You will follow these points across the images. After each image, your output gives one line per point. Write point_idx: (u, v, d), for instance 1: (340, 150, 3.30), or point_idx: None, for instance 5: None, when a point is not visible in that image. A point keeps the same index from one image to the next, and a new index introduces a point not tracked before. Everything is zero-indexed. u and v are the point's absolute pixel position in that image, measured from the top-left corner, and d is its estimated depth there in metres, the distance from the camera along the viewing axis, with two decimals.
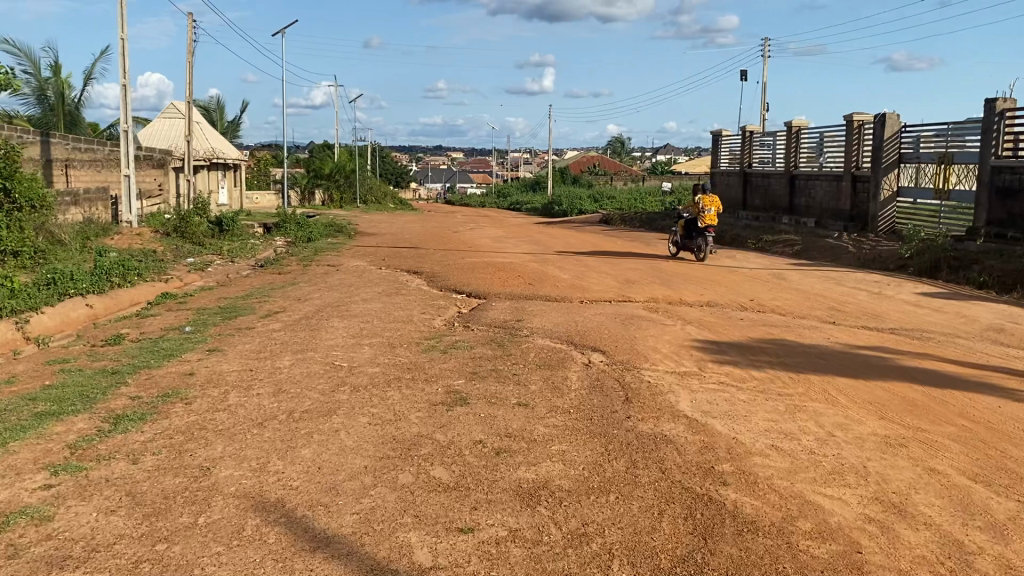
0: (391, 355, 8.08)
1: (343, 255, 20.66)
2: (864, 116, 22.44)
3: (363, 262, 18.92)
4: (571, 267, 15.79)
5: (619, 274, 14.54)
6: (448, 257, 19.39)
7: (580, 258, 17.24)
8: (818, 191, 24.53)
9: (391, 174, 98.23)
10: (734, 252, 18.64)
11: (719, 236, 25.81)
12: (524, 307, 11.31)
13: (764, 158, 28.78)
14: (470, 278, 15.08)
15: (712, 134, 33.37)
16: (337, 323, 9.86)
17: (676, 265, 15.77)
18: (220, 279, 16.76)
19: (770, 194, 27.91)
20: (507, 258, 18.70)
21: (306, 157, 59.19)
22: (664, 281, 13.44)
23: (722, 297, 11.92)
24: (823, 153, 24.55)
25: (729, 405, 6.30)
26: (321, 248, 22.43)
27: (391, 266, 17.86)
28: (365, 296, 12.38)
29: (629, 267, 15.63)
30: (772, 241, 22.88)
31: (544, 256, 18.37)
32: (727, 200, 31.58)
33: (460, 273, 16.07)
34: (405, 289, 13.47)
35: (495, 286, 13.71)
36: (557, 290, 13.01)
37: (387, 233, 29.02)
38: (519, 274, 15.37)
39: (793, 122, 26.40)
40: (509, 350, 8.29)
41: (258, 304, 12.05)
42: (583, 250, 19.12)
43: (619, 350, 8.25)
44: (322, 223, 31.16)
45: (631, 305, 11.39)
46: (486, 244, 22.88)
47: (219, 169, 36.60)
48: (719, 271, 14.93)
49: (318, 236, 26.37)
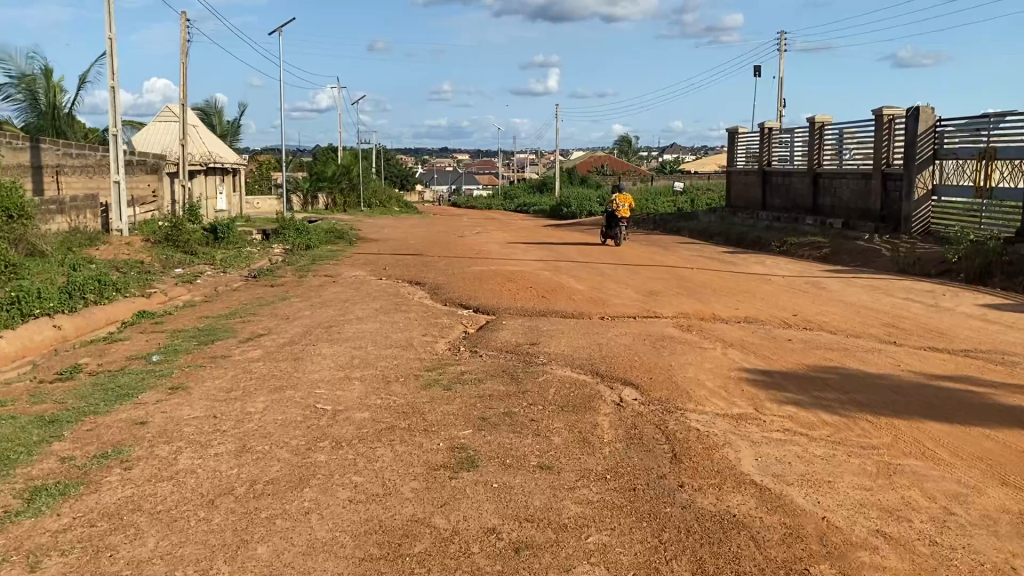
0: (385, 392, 6.83)
1: (342, 264, 19.40)
2: (894, 111, 21.11)
3: (363, 272, 17.67)
4: (587, 277, 14.51)
5: (641, 285, 13.27)
6: (453, 266, 18.15)
7: (596, 267, 15.97)
8: (844, 189, 23.19)
9: (396, 176, 97.07)
10: (762, 257, 17.34)
11: (739, 239, 24.50)
12: (539, 326, 10.04)
13: (785, 156, 27.47)
14: (477, 290, 13.83)
15: (729, 132, 32.08)
16: (326, 350, 8.61)
17: (701, 273, 14.46)
18: (208, 293, 15.51)
19: (791, 194, 26.59)
20: (517, 266, 17.44)
21: (308, 160, 58.01)
22: (692, 293, 12.17)
23: (760, 312, 10.64)
24: (850, 150, 23.21)
25: (805, 465, 5.02)
26: (319, 257, 21.20)
27: (392, 277, 16.61)
28: (361, 313, 11.14)
29: (651, 276, 14.34)
30: (797, 244, 21.56)
31: (556, 264, 17.11)
32: (745, 200, 30.28)
33: (467, 284, 14.80)
34: (405, 305, 12.21)
35: (506, 299, 12.46)
36: (573, 304, 11.74)
37: (390, 239, 27.78)
38: (531, 284, 14.10)
39: (816, 118, 25.09)
40: (524, 385, 7.04)
41: (242, 324, 10.80)
42: (598, 257, 17.84)
43: (654, 385, 6.97)
44: (322, 229, 29.93)
45: (659, 324, 10.11)
46: (494, 250, 21.61)
47: (216, 174, 35.42)
48: (750, 279, 13.63)
49: (318, 243, 25.14)
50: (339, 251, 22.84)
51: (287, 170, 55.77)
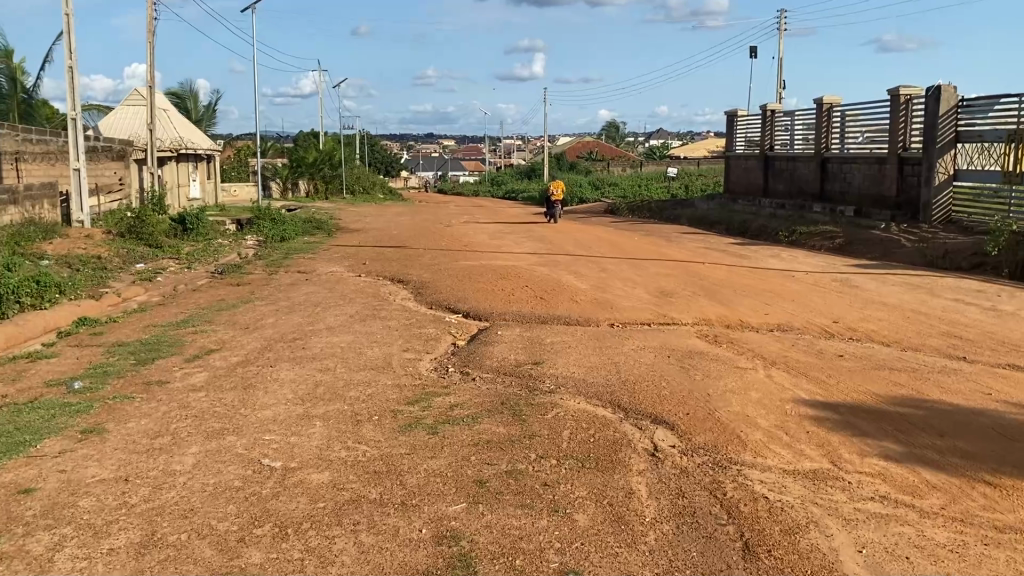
0: (353, 441, 5.35)
1: (319, 259, 17.85)
2: (912, 90, 19.66)
3: (340, 268, 16.10)
4: (590, 275, 13.05)
5: (651, 284, 11.82)
6: (440, 260, 16.64)
7: (596, 262, 14.53)
8: (855, 175, 21.78)
9: (379, 163, 95.17)
10: (775, 249, 15.95)
11: (742, 228, 23.09)
12: (541, 337, 8.58)
13: (789, 139, 26.02)
14: (467, 290, 12.34)
15: (728, 114, 30.58)
16: (286, 374, 7.11)
17: (716, 269, 13.02)
18: (167, 293, 13.92)
19: (796, 179, 25.17)
20: (509, 260, 15.95)
21: (289, 146, 56.09)
22: (712, 294, 10.75)
23: (795, 318, 9.21)
24: (861, 133, 21.79)
25: (934, 567, 3.61)
26: (295, 251, 19.62)
27: (372, 273, 15.09)
28: (334, 322, 9.64)
29: (660, 273, 12.89)
30: (806, 234, 20.17)
31: (551, 258, 15.63)
32: (746, 186, 28.83)
33: (454, 282, 13.30)
34: (386, 309, 10.72)
35: (500, 302, 10.99)
36: (578, 309, 10.27)
37: (373, 229, 26.21)
38: (527, 283, 12.63)
39: (823, 98, 23.63)
40: (529, 426, 5.57)
41: (194, 336, 9.27)
42: (596, 251, 16.36)
43: (692, 426, 5.54)
44: (301, 219, 28.29)
45: (680, 334, 8.68)
46: (484, 242, 20.09)
47: (189, 161, 33.61)
48: (770, 276, 12.22)
49: (295, 234, 23.56)
50: (316, 243, 21.27)
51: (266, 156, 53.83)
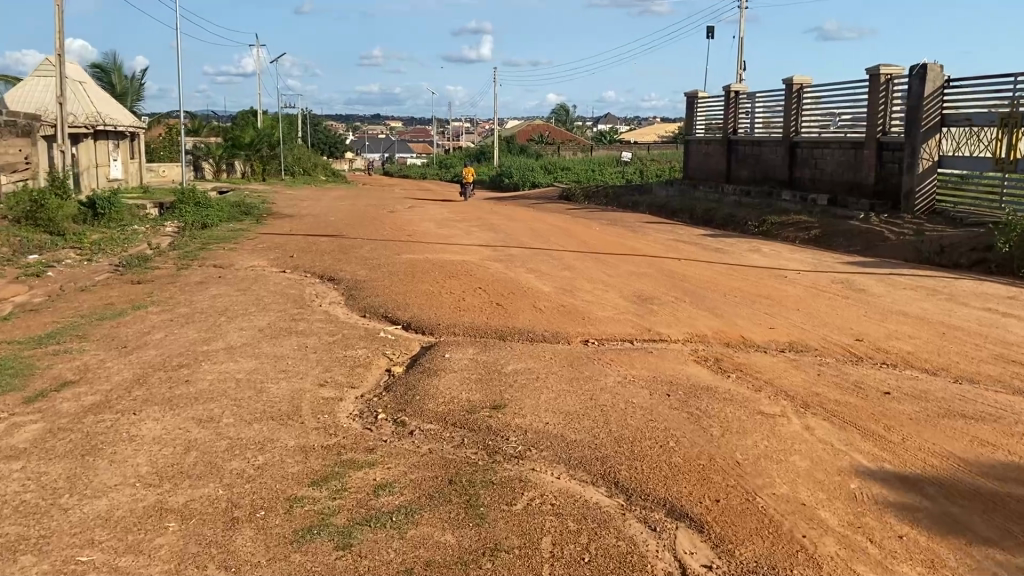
0: (218, 569, 3.44)
1: (242, 251, 15.71)
2: (894, 69, 18.25)
3: (263, 262, 14.01)
4: (553, 274, 11.25)
5: (625, 288, 10.04)
6: (380, 253, 14.66)
7: (558, 258, 12.74)
8: (828, 160, 20.38)
9: (322, 143, 92.03)
10: (754, 242, 14.36)
11: (708, 216, 21.56)
12: (498, 363, 6.74)
13: (754, 122, 24.54)
14: (407, 292, 10.44)
15: (688, 95, 28.98)
16: (148, 428, 5.13)
17: (696, 268, 11.32)
18: (50, 293, 11.69)
19: (761, 165, 23.71)
20: (458, 254, 14.05)
21: (224, 124, 53.07)
22: (701, 302, 9.02)
23: (809, 336, 7.52)
24: (836, 115, 20.39)
25: None
26: (215, 240, 17.44)
27: (299, 270, 13.07)
28: (237, 340, 7.65)
29: (633, 272, 11.13)
30: (779, 224, 18.68)
31: (505, 253, 13.78)
32: (707, 171, 27.31)
33: (393, 282, 11.36)
34: (307, 319, 8.75)
35: (447, 310, 9.11)
36: (542, 320, 8.46)
37: (308, 215, 24.01)
38: (481, 284, 10.77)
39: (793, 78, 22.14)
40: (489, 529, 3.73)
41: (52, 359, 7.19)
42: (556, 243, 14.56)
43: (730, 527, 3.76)
44: (229, 203, 25.93)
45: (674, 358, 6.92)
46: (430, 231, 18.14)
47: (108, 138, 30.85)
48: (760, 277, 10.56)
49: (219, 220, 21.27)
50: (242, 232, 19.09)
51: (199, 135, 50.77)
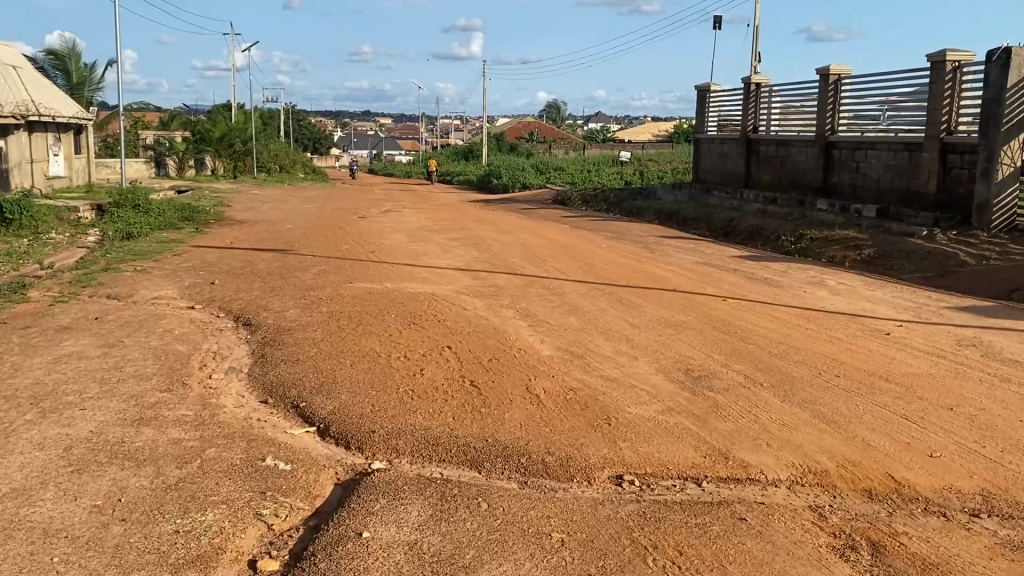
0: None
1: (156, 273, 12.36)
2: (961, 55, 15.02)
3: (172, 293, 10.70)
4: (556, 325, 8.02)
5: (663, 354, 6.82)
6: (329, 279, 11.41)
7: (558, 295, 9.51)
8: (875, 164, 17.23)
9: (305, 139, 88.46)
10: (809, 269, 11.16)
11: (729, 228, 18.39)
12: (459, 563, 3.50)
13: (778, 121, 21.40)
14: (343, 352, 7.18)
15: (698, 88, 25.76)
16: None
17: (756, 317, 8.10)
18: None
19: (788, 168, 20.55)
20: (428, 283, 10.83)
21: (194, 117, 49.46)
22: (788, 390, 5.83)
23: (1008, 479, 4.33)
24: (884, 110, 17.25)
25: None
26: (132, 258, 14.08)
27: (213, 307, 9.80)
28: (12, 478, 4.36)
29: (667, 324, 7.91)
30: (820, 241, 15.53)
31: (489, 284, 10.55)
32: (721, 174, 24.10)
33: (329, 330, 8.10)
34: (163, 416, 5.45)
35: (394, 395, 5.88)
36: (540, 422, 5.23)
37: (263, 221, 20.67)
38: (453, 339, 7.54)
39: (829, 68, 18.97)
40: None
41: None
42: (555, 270, 11.33)
43: None
44: (175, 206, 22.56)
45: (792, 545, 3.70)
46: (400, 247, 14.88)
47: (47, 131, 27.36)
48: (852, 337, 7.36)
49: (152, 228, 17.87)
50: (171, 245, 15.74)
51: (167, 129, 47.11)
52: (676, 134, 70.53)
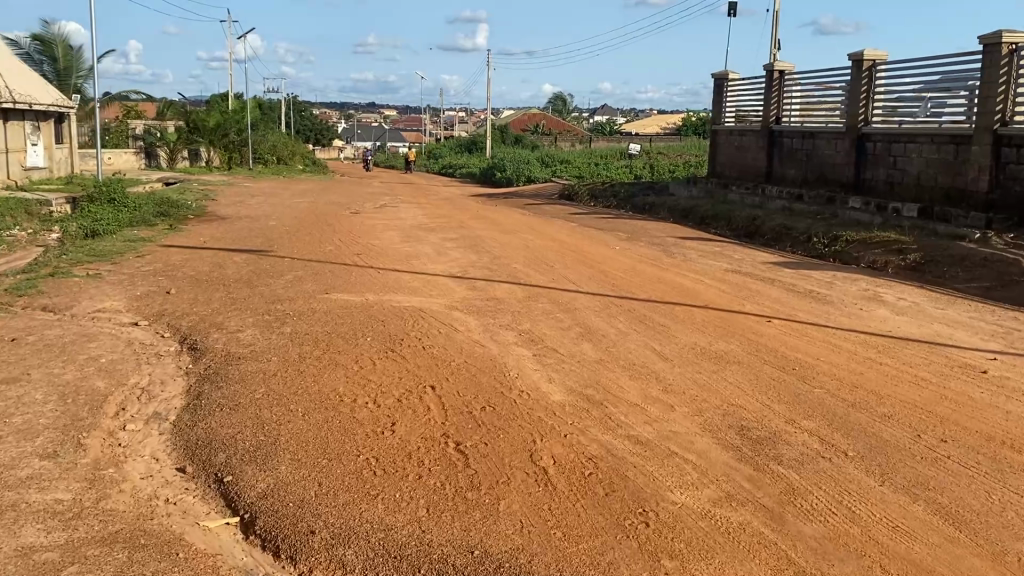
0: None
1: (109, 279, 10.87)
2: (1019, 36, 13.41)
3: (119, 305, 9.21)
4: (568, 354, 6.50)
5: (708, 402, 5.30)
6: (302, 287, 9.91)
7: (567, 313, 7.99)
8: (915, 158, 15.63)
9: (307, 130, 87.00)
10: (859, 282, 9.61)
11: (752, 228, 16.83)
12: None
13: (804, 111, 19.84)
14: (296, 395, 5.65)
15: (716, 77, 24.15)
16: None
17: (813, 347, 6.57)
18: None
19: (815, 163, 18.96)
20: (416, 294, 9.32)
21: (189, 107, 47.95)
22: (886, 465, 4.29)
23: None
24: (925, 99, 15.66)
25: None
26: (89, 259, 12.60)
27: (160, 324, 8.31)
28: None
29: (705, 355, 6.37)
30: (856, 244, 13.98)
31: (487, 296, 9.02)
32: (740, 168, 22.50)
33: (287, 359, 6.58)
34: (24, 503, 3.95)
35: (349, 466, 4.36)
36: (550, 522, 3.71)
37: (248, 218, 19.19)
38: (438, 375, 6.01)
39: (863, 53, 17.32)
40: None
41: None
42: (563, 280, 9.80)
43: None
44: (154, 200, 21.10)
45: None
46: (390, 249, 13.38)
47: (25, 119, 25.90)
48: (942, 377, 5.83)
49: (123, 224, 16.37)
50: (138, 244, 14.26)
51: (161, 118, 45.64)
52: (684, 127, 68.84)
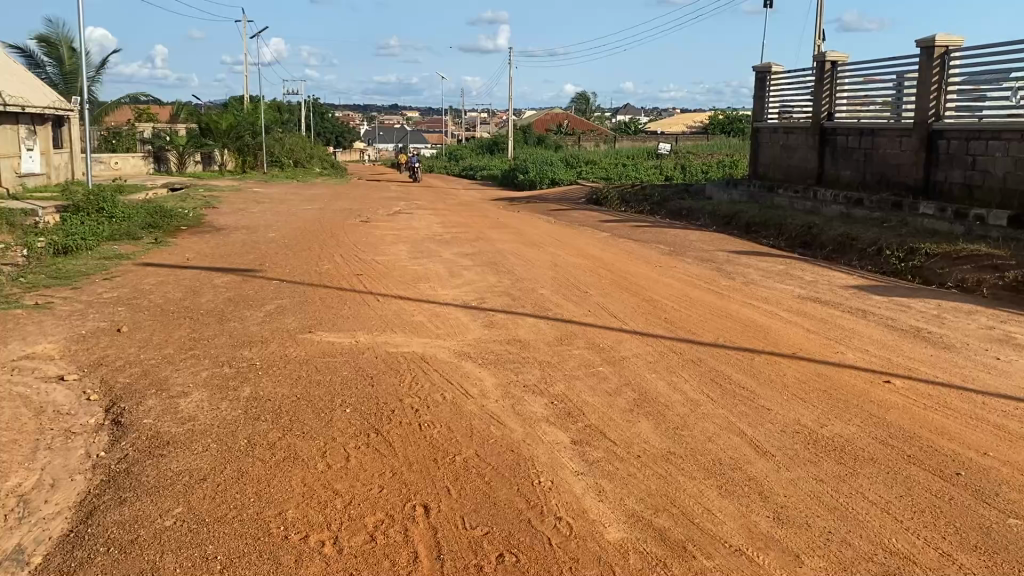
0: None
1: (57, 310, 9.09)
2: None
3: (53, 348, 7.42)
4: (620, 440, 4.60)
5: (854, 551, 3.39)
6: (283, 324, 8.10)
7: (613, 366, 6.12)
8: (1001, 159, 13.58)
9: (328, 132, 85.64)
10: (975, 316, 7.66)
11: (810, 238, 14.84)
12: None
13: (861, 106, 17.74)
14: (221, 524, 3.79)
15: (758, 70, 22.11)
16: None
17: (970, 431, 4.66)
18: None
19: (875, 163, 16.88)
20: (420, 333, 7.49)
21: (202, 108, 46.47)
22: None
23: None
24: (1015, 88, 13.53)
25: None
26: (48, 282, 10.86)
27: (92, 380, 6.49)
28: None
29: (818, 446, 4.48)
30: (940, 257, 11.97)
31: (507, 338, 7.15)
32: (786, 170, 20.47)
33: (232, 448, 4.76)
34: None
35: None
36: None
37: (246, 228, 17.44)
38: (435, 482, 4.14)
39: (934, 38, 15.08)
40: None
41: None
42: (601, 313, 7.91)
43: None
44: (148, 208, 19.41)
45: None
46: (397, 267, 11.56)
47: (19, 123, 24.33)
48: None
49: (102, 239, 14.65)
50: (112, 263, 12.50)
51: (174, 121, 44.18)
52: (712, 126, 66.81)
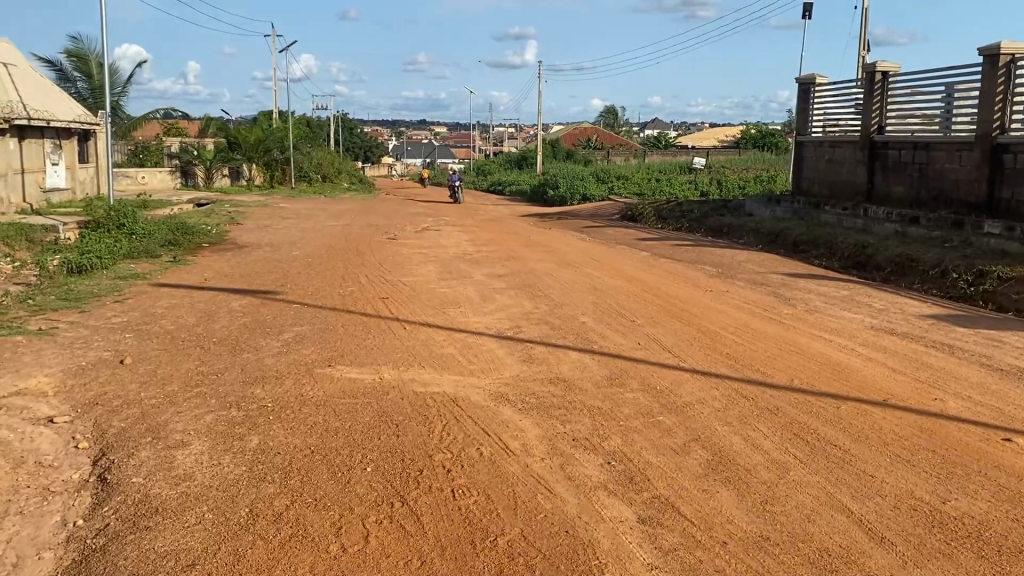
0: None
1: (59, 337, 8.41)
2: None
3: (46, 384, 6.71)
4: (697, 520, 3.78)
5: None
6: (301, 356, 7.34)
7: (676, 415, 5.29)
8: None
9: (357, 148, 85.57)
10: None
11: (865, 259, 13.88)
12: None
13: (914, 119, 16.77)
14: None
15: (801, 82, 21.21)
16: None
17: None
18: None
19: (931, 178, 15.90)
20: (450, 369, 6.70)
21: (231, 123, 46.29)
22: None
23: None
24: None
25: None
26: (55, 305, 10.21)
27: (83, 424, 5.73)
28: None
29: (948, 533, 3.62)
30: (1014, 281, 10.99)
31: (550, 377, 6.32)
32: (832, 185, 19.50)
33: (230, 519, 3.98)
34: None
35: None
36: None
37: (269, 245, 16.80)
38: None
39: (998, 46, 14.11)
40: None
41: None
42: (653, 346, 7.07)
43: None
44: (170, 225, 18.87)
45: None
46: (425, 289, 10.80)
47: (44, 137, 24.00)
48: None
49: (118, 257, 14.04)
50: (126, 283, 11.87)
51: (203, 136, 44.04)
52: (745, 141, 65.70)
